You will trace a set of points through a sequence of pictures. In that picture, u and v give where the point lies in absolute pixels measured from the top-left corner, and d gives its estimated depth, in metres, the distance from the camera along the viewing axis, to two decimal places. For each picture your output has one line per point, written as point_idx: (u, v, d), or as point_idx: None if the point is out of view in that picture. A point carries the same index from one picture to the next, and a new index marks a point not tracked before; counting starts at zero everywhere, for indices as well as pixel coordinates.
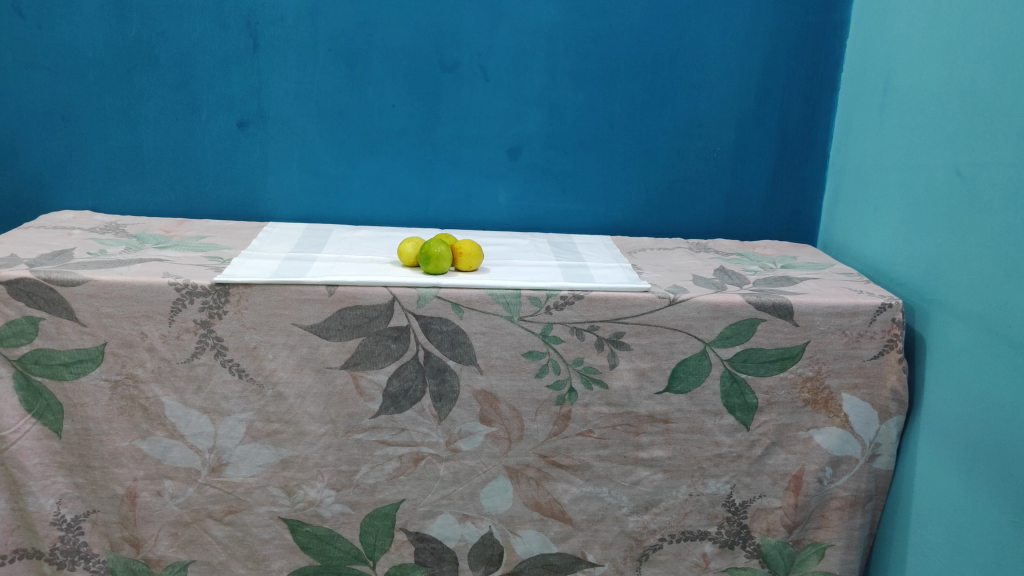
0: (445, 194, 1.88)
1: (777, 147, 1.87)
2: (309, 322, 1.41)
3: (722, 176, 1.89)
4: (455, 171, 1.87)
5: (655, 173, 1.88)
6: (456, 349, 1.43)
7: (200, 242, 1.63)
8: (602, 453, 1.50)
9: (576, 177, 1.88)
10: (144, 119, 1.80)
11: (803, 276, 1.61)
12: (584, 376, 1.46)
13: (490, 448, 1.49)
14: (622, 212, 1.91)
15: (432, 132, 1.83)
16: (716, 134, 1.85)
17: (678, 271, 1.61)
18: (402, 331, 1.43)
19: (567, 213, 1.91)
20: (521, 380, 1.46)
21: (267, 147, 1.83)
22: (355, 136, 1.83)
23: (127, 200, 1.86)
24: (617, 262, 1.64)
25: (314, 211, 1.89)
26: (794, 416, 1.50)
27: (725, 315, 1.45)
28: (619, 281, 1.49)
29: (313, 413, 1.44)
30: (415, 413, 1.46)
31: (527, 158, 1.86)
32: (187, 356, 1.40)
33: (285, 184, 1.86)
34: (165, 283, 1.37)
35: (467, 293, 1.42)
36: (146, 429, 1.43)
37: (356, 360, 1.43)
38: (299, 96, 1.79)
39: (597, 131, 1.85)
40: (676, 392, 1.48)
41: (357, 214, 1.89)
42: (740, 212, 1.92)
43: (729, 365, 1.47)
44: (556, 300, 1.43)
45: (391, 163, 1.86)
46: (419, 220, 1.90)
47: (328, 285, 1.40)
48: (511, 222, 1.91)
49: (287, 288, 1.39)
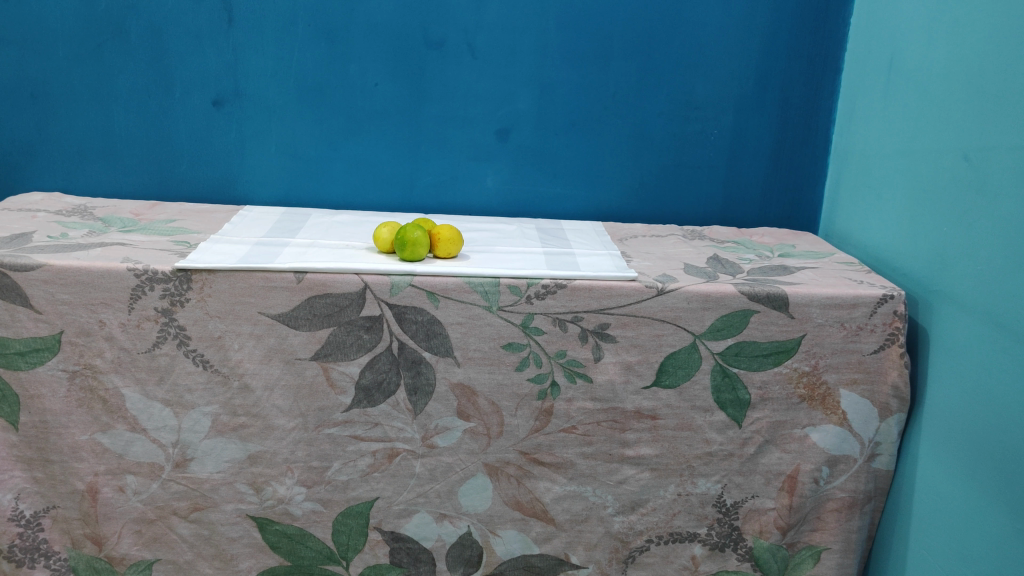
0: (430, 177, 1.80)
1: (778, 130, 1.78)
2: (277, 311, 1.33)
3: (719, 161, 1.80)
4: (440, 153, 1.78)
5: (650, 156, 1.80)
6: (432, 340, 1.36)
7: (168, 226, 1.55)
8: (586, 450, 1.43)
9: (567, 160, 1.80)
10: (115, 97, 1.72)
11: (801, 265, 1.53)
12: (567, 369, 1.39)
13: (469, 445, 1.42)
14: (615, 197, 1.83)
15: (417, 112, 1.75)
16: (714, 116, 1.77)
17: (670, 259, 1.53)
18: (374, 321, 1.35)
19: (558, 199, 1.83)
20: (501, 373, 1.38)
21: (243, 127, 1.75)
22: (335, 116, 1.75)
23: (99, 181, 1.78)
24: (605, 250, 1.56)
25: (293, 194, 1.80)
26: (789, 414, 1.42)
27: (716, 306, 1.37)
28: (605, 270, 1.41)
29: (282, 406, 1.37)
30: (389, 407, 1.38)
31: (516, 140, 1.78)
32: (148, 346, 1.33)
33: (263, 167, 1.78)
34: (123, 269, 1.30)
35: (443, 281, 1.34)
36: (106, 422, 1.36)
37: (327, 351, 1.35)
38: (277, 74, 1.71)
39: (589, 112, 1.76)
40: (663, 386, 1.40)
41: (338, 198, 1.81)
42: (738, 199, 1.83)
43: (720, 359, 1.39)
44: (537, 289, 1.35)
45: (374, 145, 1.77)
46: (403, 205, 1.82)
47: (296, 272, 1.32)
48: (499, 207, 1.83)
49: (253, 275, 1.32)
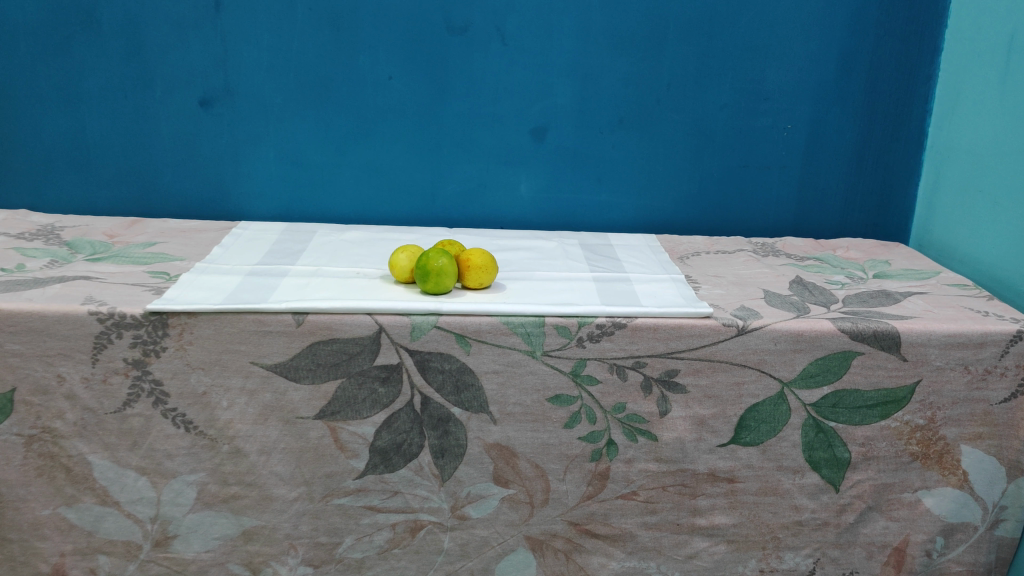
0: (455, 185, 1.55)
1: (861, 123, 1.53)
2: (272, 360, 1.09)
3: (792, 159, 1.55)
4: (465, 157, 1.53)
5: (711, 157, 1.55)
6: (463, 393, 1.12)
7: (146, 251, 1.30)
8: (649, 520, 1.18)
9: (614, 163, 1.54)
10: (87, 97, 1.48)
11: (904, 289, 1.27)
12: (626, 426, 1.14)
13: (507, 515, 1.17)
14: (670, 205, 1.58)
15: (438, 110, 1.50)
16: (786, 108, 1.52)
17: (744, 284, 1.27)
18: (392, 371, 1.11)
19: (604, 208, 1.58)
20: (547, 432, 1.14)
21: (236, 130, 1.50)
22: (344, 116, 1.50)
23: (72, 195, 1.55)
24: (666, 274, 1.30)
25: (296, 207, 1.56)
26: (897, 475, 1.17)
27: (811, 348, 1.11)
28: (671, 302, 1.15)
29: (281, 473, 1.13)
30: (411, 472, 1.14)
31: (554, 141, 1.52)
32: (118, 405, 1.10)
33: (261, 176, 1.53)
34: (84, 313, 1.06)
35: (475, 321, 1.09)
36: (71, 495, 1.13)
37: (335, 408, 1.11)
38: (274, 67, 1.46)
39: (640, 106, 1.51)
40: (744, 444, 1.15)
41: (348, 211, 1.56)
42: (813, 203, 1.58)
43: (814, 411, 1.13)
44: (590, 329, 1.10)
45: (388, 149, 1.52)
46: (423, 217, 1.57)
47: (295, 314, 1.08)
48: (535, 219, 1.58)
49: (242, 317, 1.08)
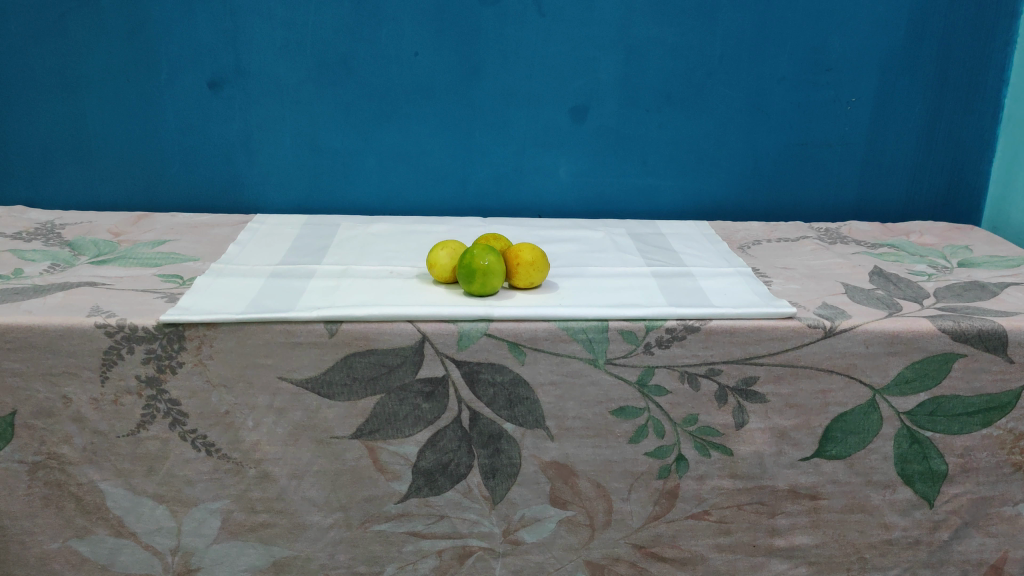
0: (488, 171, 1.42)
1: (933, 95, 1.39)
2: (303, 375, 0.97)
3: (856, 136, 1.42)
4: (499, 140, 1.40)
5: (767, 135, 1.41)
6: (517, 407, 1.00)
7: (155, 250, 1.18)
8: (722, 541, 1.07)
9: (662, 143, 1.41)
10: (84, 81, 1.35)
11: (996, 279, 1.14)
12: (698, 440, 1.02)
13: (565, 539, 1.06)
14: (721, 188, 1.45)
15: (469, 89, 1.36)
16: (851, 79, 1.38)
17: (819, 277, 1.15)
18: (437, 385, 0.99)
19: (650, 193, 1.45)
20: (610, 448, 1.02)
21: (247, 115, 1.37)
22: (366, 98, 1.36)
23: (73, 188, 1.42)
24: (731, 266, 1.17)
25: (316, 198, 1.43)
26: (998, 488, 1.05)
27: (906, 350, 0.99)
28: (746, 301, 1.03)
29: (315, 499, 1.02)
30: (459, 495, 1.03)
31: (596, 121, 1.39)
32: (131, 427, 0.98)
33: (276, 164, 1.40)
34: (90, 327, 0.94)
35: (530, 327, 0.97)
36: (83, 526, 1.02)
37: (374, 426, 0.99)
38: (288, 44, 1.32)
39: (690, 81, 1.37)
40: (828, 457, 1.03)
41: (373, 201, 1.44)
42: (877, 183, 1.46)
43: (909, 421, 1.02)
44: (659, 334, 0.98)
45: (415, 133, 1.39)
46: (454, 206, 1.44)
47: (327, 323, 0.95)
48: (575, 205, 1.45)
49: (267, 328, 0.95)
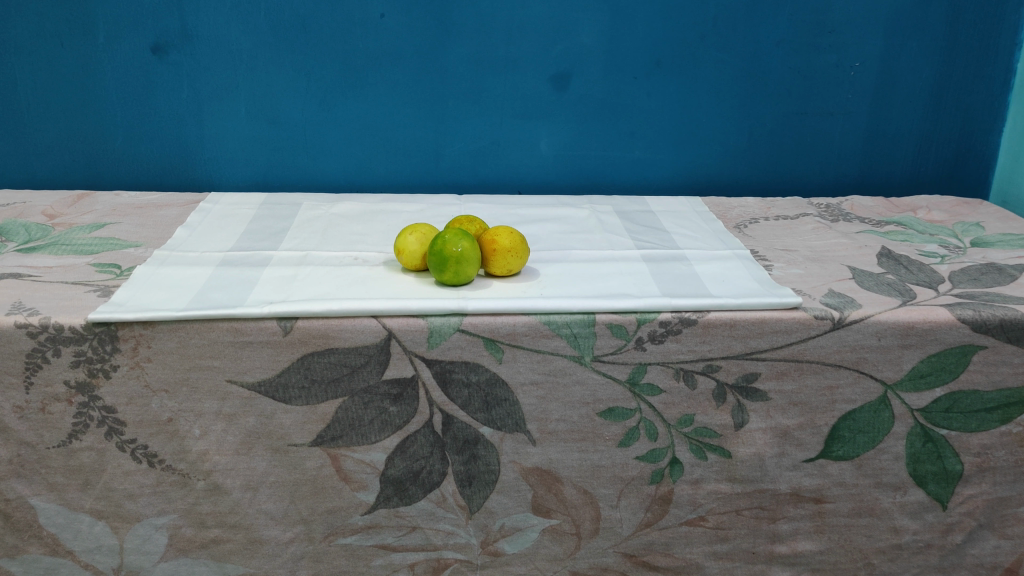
0: (463, 144, 1.30)
1: (941, 59, 1.29)
2: (255, 378, 0.87)
3: (858, 104, 1.32)
4: (475, 111, 1.28)
5: (764, 103, 1.31)
6: (495, 409, 0.90)
7: (92, 235, 1.06)
8: (719, 548, 0.98)
9: (651, 112, 1.31)
10: (14, 45, 1.21)
11: (1013, 260, 1.06)
12: (694, 442, 0.93)
13: (550, 549, 0.97)
14: (715, 161, 1.35)
15: (440, 54, 1.24)
16: (855, 42, 1.27)
17: (823, 260, 1.05)
18: (406, 387, 0.89)
19: (638, 167, 1.35)
20: (597, 452, 0.93)
21: (197, 83, 1.23)
22: (328, 64, 1.24)
23: (7, 164, 1.29)
24: (727, 248, 1.08)
25: (276, 174, 1.30)
26: (1016, 488, 0.97)
27: (922, 343, 0.91)
28: (746, 289, 0.94)
29: (272, 513, 0.92)
30: (433, 505, 0.93)
31: (580, 88, 1.28)
32: (62, 438, 0.87)
33: (230, 138, 1.27)
34: (10, 327, 0.83)
35: (508, 322, 0.87)
36: (14, 545, 0.92)
37: (336, 433, 0.89)
38: (239, 4, 1.19)
39: (682, 44, 1.26)
40: (835, 458, 0.94)
41: (338, 178, 1.32)
42: (881, 155, 1.36)
43: (922, 418, 0.94)
44: (652, 328, 0.88)
45: (384, 102, 1.27)
46: (426, 182, 1.33)
47: (281, 320, 0.85)
48: (558, 180, 1.35)
49: (213, 326, 0.84)
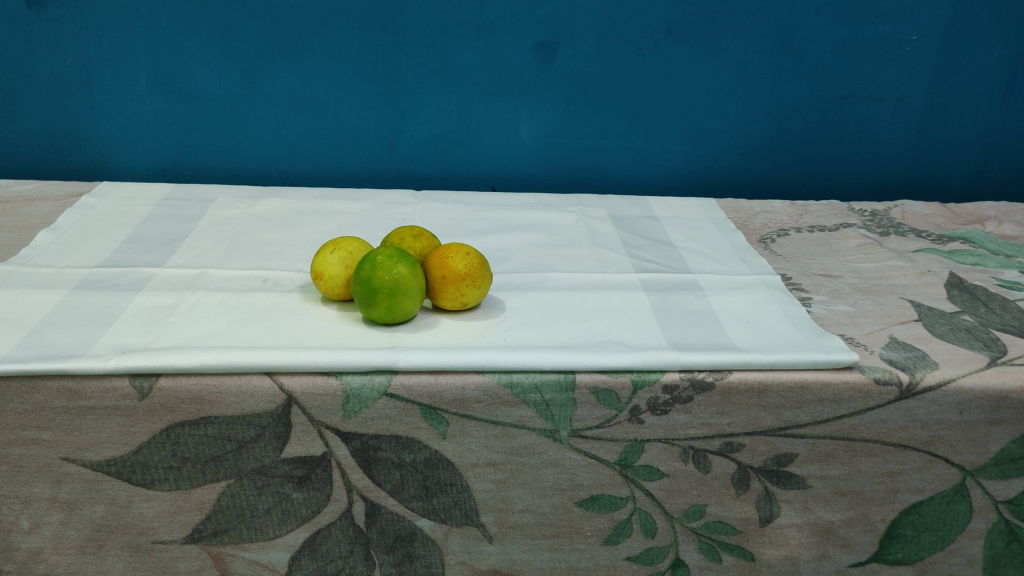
0: (422, 127, 1.05)
1: (1018, 33, 1.04)
2: (102, 455, 0.63)
3: (913, 88, 1.07)
4: (439, 86, 1.03)
5: (796, 84, 1.06)
6: (437, 496, 0.66)
7: None
8: None
9: (657, 92, 1.05)
10: None
11: None
12: (706, 541, 0.69)
13: None
14: (732, 154, 1.10)
15: (394, 13, 0.98)
16: (913, 10, 1.02)
17: (876, 290, 0.81)
18: (314, 467, 0.65)
19: (639, 159, 1.10)
20: (576, 552, 0.70)
21: (85, 43, 0.97)
22: (252, 23, 0.97)
23: None
24: (750, 272, 0.83)
25: (190, 160, 1.05)
26: None
27: (1016, 418, 0.67)
28: (781, 337, 0.69)
29: None
30: None
31: (569, 61, 1.02)
32: None
33: (130, 114, 1.02)
34: None
35: (455, 384, 0.63)
36: None
37: (220, 526, 0.65)
38: None
39: (699, 8, 1.00)
40: (891, 562, 0.71)
41: (267, 166, 1.06)
42: (935, 150, 1.11)
43: (1009, 513, 0.70)
44: (653, 394, 0.65)
45: (322, 73, 1.01)
46: (377, 174, 1.08)
47: (135, 379, 0.61)
48: (540, 174, 1.10)
49: (39, 385, 0.60)
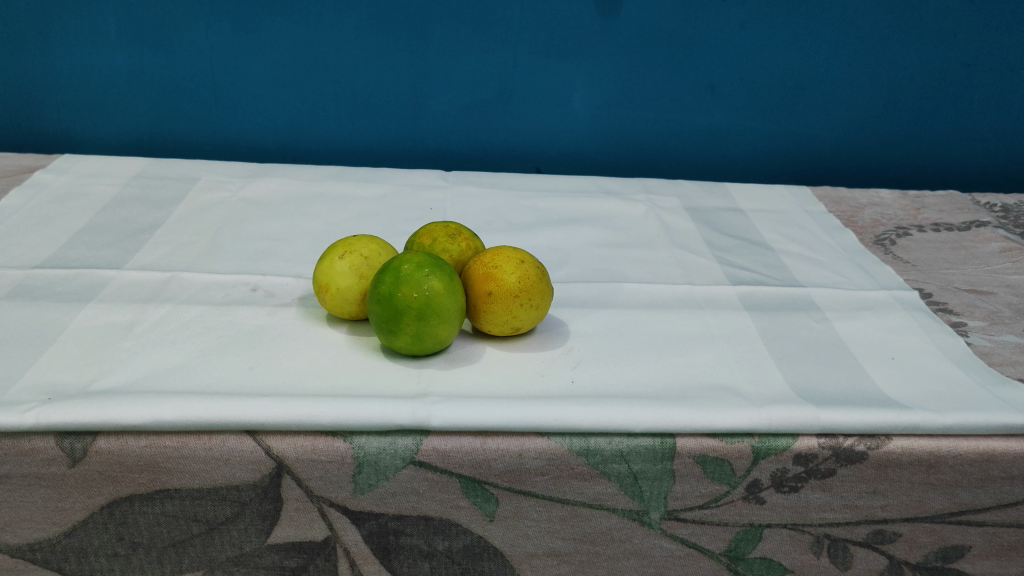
0: (453, 92, 0.87)
1: None
2: (22, 538, 0.46)
3: None
4: (474, 43, 0.84)
5: (911, 47, 0.87)
6: None
7: None
8: None
9: (741, 54, 0.86)
10: None
11: None
12: None
13: None
14: (825, 131, 0.91)
15: None
16: None
17: None
18: (314, 556, 0.47)
19: (714, 137, 0.91)
20: None
21: None
22: None
23: None
24: (875, 285, 0.65)
25: (172, 129, 0.87)
26: None
27: None
28: (946, 384, 0.51)
29: None
30: None
31: (635, 14, 0.83)
32: None
33: (99, 72, 0.84)
34: None
35: (507, 449, 0.45)
36: None
37: None
38: None
39: None
40: None
41: (265, 138, 0.88)
42: None
43: None
44: (780, 466, 0.47)
45: (332, 24, 0.82)
46: (398, 150, 0.90)
47: (62, 439, 0.43)
48: (592, 153, 0.91)
49: None
